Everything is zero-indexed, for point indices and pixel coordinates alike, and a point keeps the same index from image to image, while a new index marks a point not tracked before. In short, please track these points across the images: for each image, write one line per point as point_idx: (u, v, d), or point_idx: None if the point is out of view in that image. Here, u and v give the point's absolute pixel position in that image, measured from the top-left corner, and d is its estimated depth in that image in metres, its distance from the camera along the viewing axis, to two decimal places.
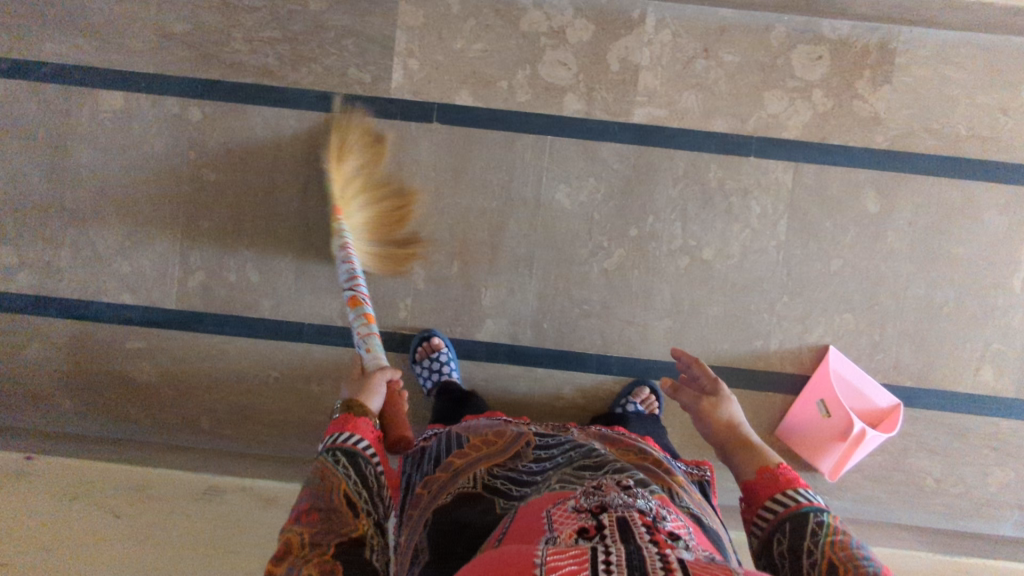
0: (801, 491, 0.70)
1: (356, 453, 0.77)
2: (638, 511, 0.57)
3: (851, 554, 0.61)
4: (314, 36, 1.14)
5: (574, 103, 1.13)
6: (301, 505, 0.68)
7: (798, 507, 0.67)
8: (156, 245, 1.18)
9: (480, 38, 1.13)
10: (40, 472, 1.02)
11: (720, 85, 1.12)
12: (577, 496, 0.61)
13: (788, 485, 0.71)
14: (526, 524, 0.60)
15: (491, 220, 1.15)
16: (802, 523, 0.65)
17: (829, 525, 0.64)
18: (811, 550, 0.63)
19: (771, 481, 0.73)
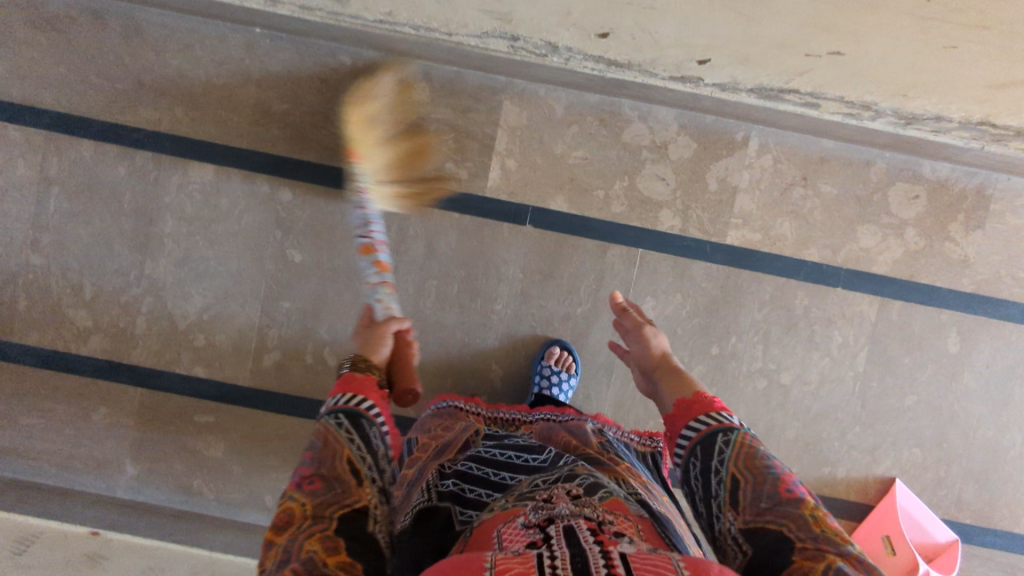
0: (718, 413, 0.71)
1: (354, 415, 0.64)
2: (586, 518, 0.57)
3: (756, 470, 0.64)
4: (414, 126, 1.14)
5: (668, 218, 1.14)
6: (305, 466, 0.59)
7: (708, 429, 0.68)
8: (234, 320, 1.17)
9: (581, 146, 1.13)
10: (114, 562, 1.01)
11: (815, 214, 1.13)
12: (524, 511, 0.61)
13: (697, 411, 0.72)
14: (483, 538, 0.60)
15: (575, 327, 1.15)
16: (710, 445, 0.67)
17: (737, 441, 0.67)
18: (718, 470, 0.65)
19: (687, 405, 0.74)
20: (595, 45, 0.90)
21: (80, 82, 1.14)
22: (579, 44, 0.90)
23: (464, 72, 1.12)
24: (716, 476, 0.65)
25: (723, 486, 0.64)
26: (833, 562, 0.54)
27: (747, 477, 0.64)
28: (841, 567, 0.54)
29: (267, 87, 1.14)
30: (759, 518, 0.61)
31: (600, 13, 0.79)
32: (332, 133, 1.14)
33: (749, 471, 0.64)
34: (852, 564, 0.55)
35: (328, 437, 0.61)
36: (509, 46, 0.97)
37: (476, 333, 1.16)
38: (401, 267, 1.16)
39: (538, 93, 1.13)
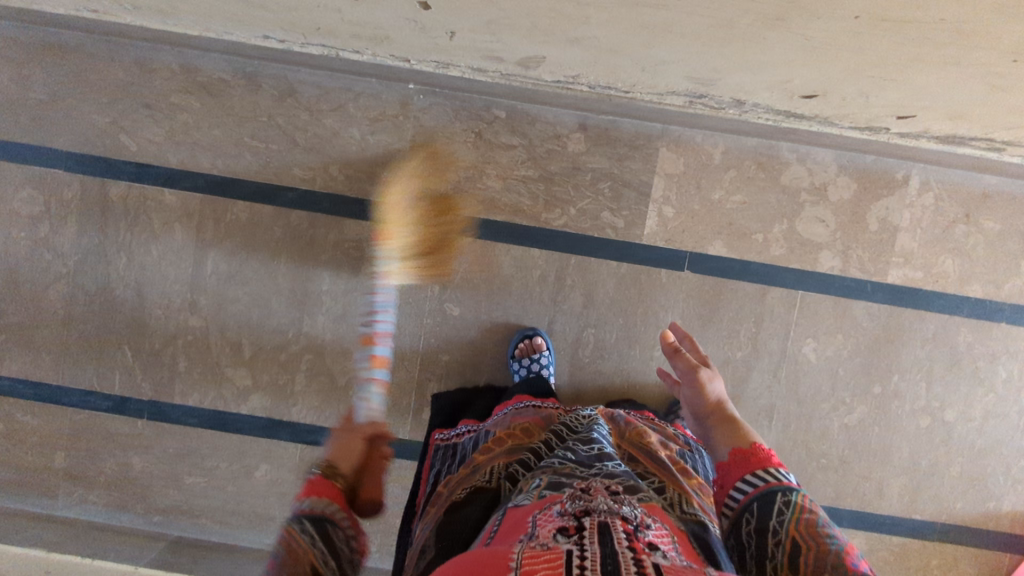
0: (777, 472, 0.70)
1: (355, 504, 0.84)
2: (621, 517, 0.58)
3: (819, 537, 0.62)
4: (570, 176, 1.13)
5: (828, 260, 1.13)
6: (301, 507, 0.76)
7: (765, 486, 0.69)
8: (394, 375, 1.17)
9: (740, 190, 1.13)
10: None
11: (978, 251, 1.13)
12: (560, 500, 0.62)
13: (757, 463, 0.72)
14: (515, 526, 0.62)
15: (735, 371, 1.15)
16: (768, 501, 0.67)
17: (794, 505, 0.66)
18: (776, 530, 0.64)
19: (745, 456, 0.74)
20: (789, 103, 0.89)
21: (235, 144, 1.14)
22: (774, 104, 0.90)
23: (620, 121, 1.12)
24: (773, 535, 0.64)
25: (781, 546, 0.62)
26: None
27: (812, 542, 0.61)
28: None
29: (421, 143, 1.14)
30: None
31: (820, 82, 0.78)
32: (488, 187, 1.14)
33: (813, 539, 0.62)
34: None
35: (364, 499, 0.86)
36: (688, 103, 0.96)
37: (637, 381, 1.16)
38: (559, 317, 1.16)
39: (695, 139, 1.12)
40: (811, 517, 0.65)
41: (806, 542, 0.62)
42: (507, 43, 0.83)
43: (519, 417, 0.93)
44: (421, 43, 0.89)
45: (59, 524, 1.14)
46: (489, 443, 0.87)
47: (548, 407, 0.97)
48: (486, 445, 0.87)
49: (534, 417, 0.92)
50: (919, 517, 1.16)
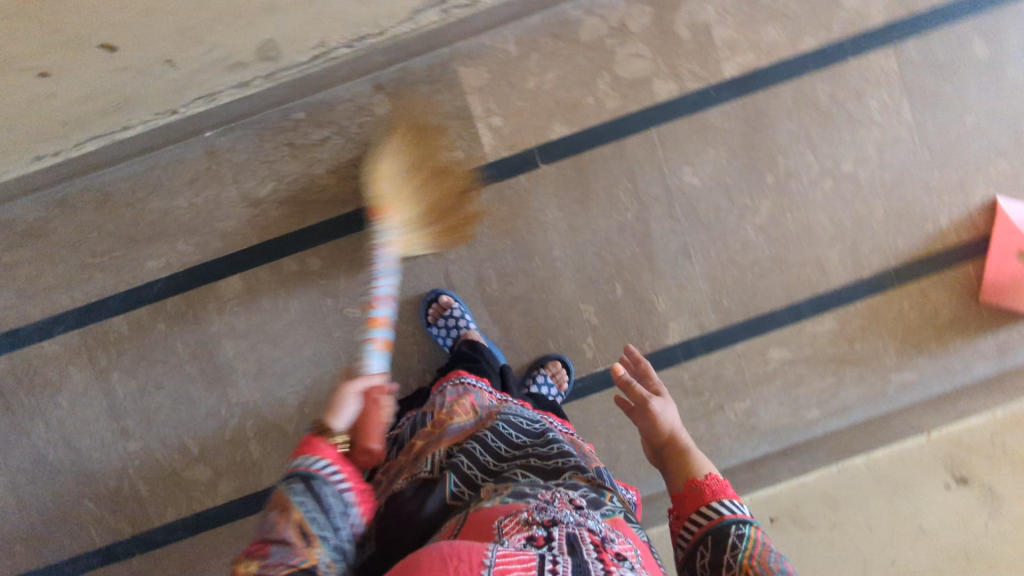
0: (725, 503, 0.66)
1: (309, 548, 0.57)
2: (588, 530, 0.61)
3: (768, 569, 0.60)
4: (394, 137, 1.12)
5: (664, 87, 1.12)
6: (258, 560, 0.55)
7: (718, 520, 0.65)
8: (335, 398, 1.16)
9: (550, 67, 1.11)
10: None
11: (791, 7, 1.11)
12: (528, 509, 0.62)
13: (715, 494, 0.68)
14: (482, 527, 0.61)
15: (634, 231, 1.14)
16: (721, 536, 0.64)
17: (749, 539, 0.63)
18: (729, 566, 0.62)
19: (709, 489, 0.69)
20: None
21: (81, 270, 1.13)
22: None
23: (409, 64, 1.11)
24: (725, 572, 0.61)
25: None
26: None
27: (760, 571, 0.60)
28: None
29: (245, 179, 1.12)
30: None
31: None
32: (327, 187, 1.13)
33: (763, 570, 0.60)
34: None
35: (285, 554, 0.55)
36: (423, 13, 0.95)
37: (553, 288, 1.15)
38: (453, 267, 1.15)
39: (485, 44, 1.11)
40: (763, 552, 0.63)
41: None
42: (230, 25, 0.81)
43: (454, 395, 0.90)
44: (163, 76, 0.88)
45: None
46: (434, 422, 0.84)
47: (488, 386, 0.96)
48: (429, 426, 0.84)
49: (477, 398, 0.90)
50: (868, 272, 1.16)
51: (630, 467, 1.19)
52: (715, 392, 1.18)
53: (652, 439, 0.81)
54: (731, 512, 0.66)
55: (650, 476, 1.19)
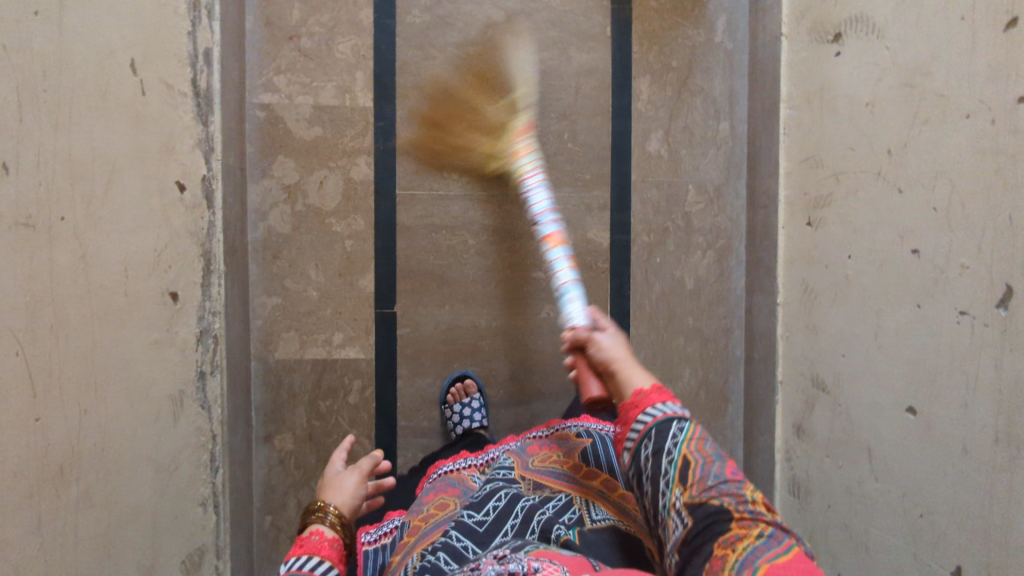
0: (656, 406, 0.61)
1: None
2: (506, 574, 0.51)
3: (706, 455, 0.56)
4: (320, 440, 1.11)
5: (362, 165, 1.10)
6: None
7: (656, 421, 0.59)
8: None
9: (303, 268, 1.09)
10: None
11: (327, 17, 1.09)
12: None
13: (648, 401, 0.62)
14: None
15: (488, 240, 1.13)
16: (663, 429, 0.58)
17: (690, 430, 0.58)
18: (668, 452, 0.57)
19: (649, 395, 0.62)
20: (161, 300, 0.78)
21: None
22: (170, 317, 0.81)
23: (255, 403, 1.09)
24: (665, 456, 0.56)
25: (671, 465, 0.56)
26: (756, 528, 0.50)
27: (700, 459, 0.55)
28: (759, 517, 0.51)
29: None
30: (703, 491, 0.53)
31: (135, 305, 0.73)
32: None
33: (701, 455, 0.56)
34: (745, 504, 0.52)
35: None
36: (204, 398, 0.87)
37: (516, 335, 1.14)
38: None
39: (260, 323, 1.09)
40: (707, 443, 0.58)
41: (694, 464, 0.55)
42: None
43: (428, 505, 0.84)
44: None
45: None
46: (411, 533, 0.79)
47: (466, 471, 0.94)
48: (406, 539, 0.78)
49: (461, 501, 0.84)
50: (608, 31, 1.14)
51: (713, 319, 1.18)
52: (670, 214, 1.16)
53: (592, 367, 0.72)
54: (667, 411, 0.60)
55: (728, 302, 1.17)
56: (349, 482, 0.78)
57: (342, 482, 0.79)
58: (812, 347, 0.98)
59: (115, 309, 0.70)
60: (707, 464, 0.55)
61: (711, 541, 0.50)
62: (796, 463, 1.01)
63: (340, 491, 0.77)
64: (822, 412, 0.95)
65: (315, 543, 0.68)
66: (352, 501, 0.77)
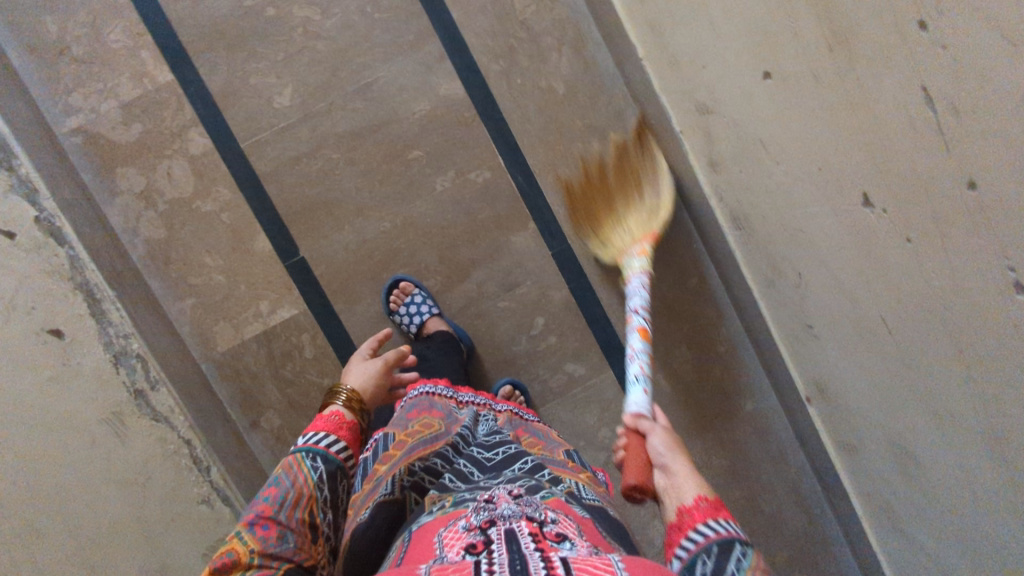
0: (719, 523, 0.54)
1: (337, 472, 0.67)
2: (526, 520, 0.56)
3: None
4: (301, 403, 1.12)
5: (196, 137, 1.06)
6: (268, 503, 0.61)
7: (718, 538, 0.53)
8: (569, 415, 1.18)
9: (200, 259, 1.09)
10: (822, 369, 0.97)
11: (83, 16, 1.03)
12: (468, 514, 0.60)
13: (696, 519, 0.55)
14: (422, 547, 0.58)
15: (352, 146, 1.09)
16: (725, 546, 0.52)
17: (752, 560, 0.51)
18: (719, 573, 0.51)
19: (693, 514, 0.56)
20: (40, 346, 0.81)
21: None
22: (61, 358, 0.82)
23: (226, 399, 1.11)
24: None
25: None
26: None
27: None
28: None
29: None
30: None
31: None
32: None
33: None
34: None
35: (302, 482, 0.64)
36: (154, 411, 0.88)
37: (425, 219, 1.12)
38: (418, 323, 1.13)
39: (189, 328, 1.10)
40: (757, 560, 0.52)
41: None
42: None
43: (405, 415, 0.84)
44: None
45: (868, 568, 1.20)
46: (397, 447, 0.76)
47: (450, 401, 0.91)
48: (391, 451, 0.76)
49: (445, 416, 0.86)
50: None
51: (602, 108, 1.13)
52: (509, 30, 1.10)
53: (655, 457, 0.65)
54: (715, 534, 0.53)
55: (607, 85, 1.12)
56: (372, 367, 0.83)
57: (366, 367, 0.84)
58: (683, 79, 0.94)
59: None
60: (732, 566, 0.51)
61: None
62: (726, 195, 0.99)
63: (361, 374, 0.83)
64: (720, 138, 0.91)
65: (335, 422, 0.71)
66: (373, 382, 0.83)
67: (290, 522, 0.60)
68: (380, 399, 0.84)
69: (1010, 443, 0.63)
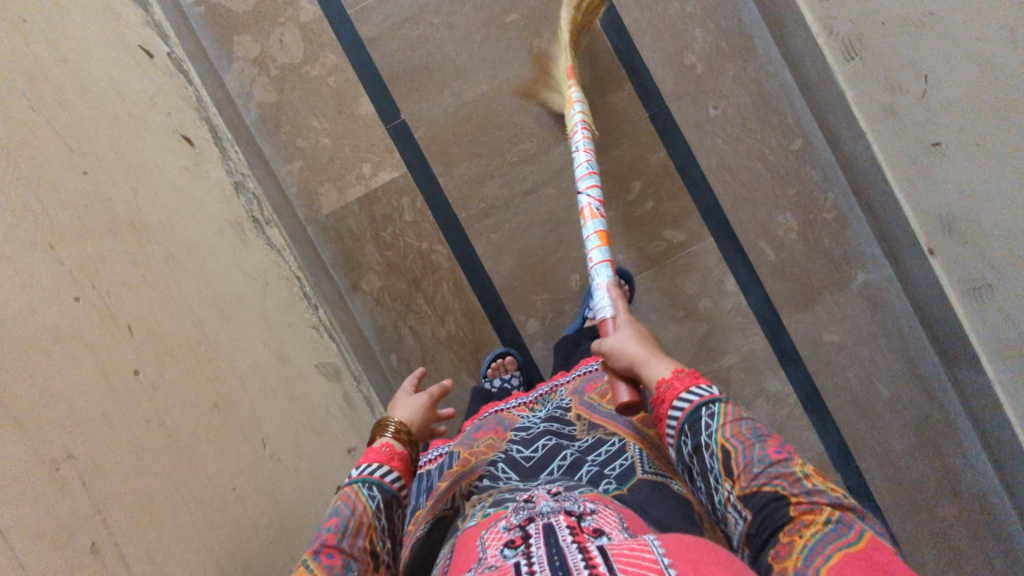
0: (694, 389, 0.58)
1: (395, 501, 0.59)
2: (566, 514, 0.51)
3: (744, 439, 0.53)
4: (401, 266, 1.14)
5: (307, 7, 1.13)
6: (331, 531, 0.54)
7: (694, 410, 0.56)
8: (667, 283, 1.15)
9: (307, 122, 1.14)
10: (945, 195, 0.92)
11: None
12: (506, 514, 0.55)
13: (677, 388, 0.59)
14: (467, 554, 0.52)
15: (451, 11, 1.13)
16: (697, 418, 0.56)
17: (722, 412, 0.55)
18: (726, 470, 0.53)
19: (674, 383, 0.60)
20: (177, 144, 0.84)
21: None
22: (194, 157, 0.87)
23: (329, 261, 1.14)
24: (709, 454, 0.54)
25: (717, 461, 0.54)
26: (828, 515, 0.48)
27: (739, 446, 0.53)
28: (819, 500, 0.49)
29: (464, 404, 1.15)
30: (753, 484, 0.51)
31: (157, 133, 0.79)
32: (458, 324, 1.15)
33: (739, 443, 0.53)
34: (799, 483, 0.50)
35: (361, 510, 0.56)
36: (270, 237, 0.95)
37: (520, 81, 1.13)
38: (513, 186, 1.14)
39: (297, 189, 1.14)
40: (749, 421, 0.55)
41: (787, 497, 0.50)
42: (311, 401, 0.82)
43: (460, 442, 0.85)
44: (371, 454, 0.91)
45: (996, 453, 1.11)
46: (460, 463, 0.79)
47: (516, 411, 0.92)
48: (456, 467, 0.78)
49: (500, 425, 0.87)
50: None
51: None
52: None
53: (615, 359, 0.69)
54: (698, 398, 0.57)
55: None
56: (420, 401, 0.74)
57: (413, 402, 0.74)
58: None
59: (123, 124, 0.72)
60: (769, 479, 0.51)
61: (774, 535, 0.49)
62: (837, 27, 1.00)
63: (411, 405, 0.73)
64: None
65: (387, 451, 0.62)
66: (421, 417, 0.72)
67: (354, 549, 0.53)
68: (428, 434, 0.74)
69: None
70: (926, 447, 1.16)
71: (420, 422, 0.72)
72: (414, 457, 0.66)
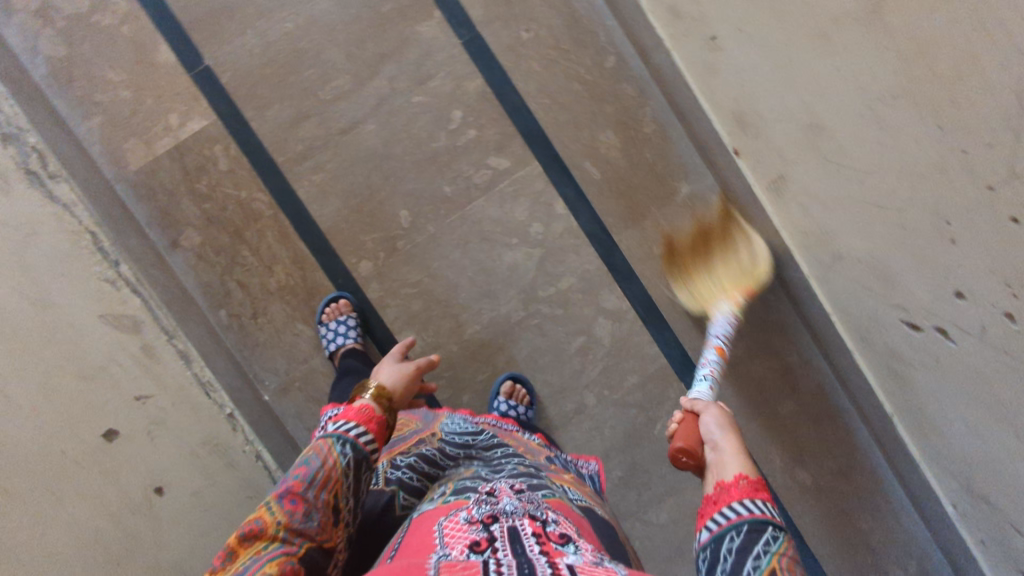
0: (756, 502, 0.52)
1: (366, 462, 0.58)
2: (528, 518, 0.56)
3: None
4: (221, 218, 1.10)
5: None
6: (297, 478, 0.54)
7: (758, 518, 0.51)
8: (498, 211, 1.14)
9: (102, 75, 1.08)
10: (742, 96, 0.95)
11: None
12: (470, 507, 0.59)
13: (739, 495, 0.53)
14: (421, 540, 0.55)
15: None
16: (762, 527, 0.50)
17: (783, 546, 0.49)
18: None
19: (731, 490, 0.54)
20: None
21: None
22: None
23: (143, 219, 1.08)
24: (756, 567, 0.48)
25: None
26: None
27: None
28: None
29: (304, 353, 1.12)
30: None
31: None
32: (287, 272, 1.12)
33: None
34: None
35: (331, 464, 0.56)
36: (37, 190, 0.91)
37: (326, 16, 1.10)
38: (330, 125, 1.11)
39: (100, 147, 1.08)
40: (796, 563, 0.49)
41: None
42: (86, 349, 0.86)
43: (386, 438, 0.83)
44: (171, 406, 0.91)
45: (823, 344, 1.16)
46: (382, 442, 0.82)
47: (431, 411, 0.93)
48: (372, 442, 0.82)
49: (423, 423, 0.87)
50: None
51: None
52: None
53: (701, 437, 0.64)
54: (756, 515, 0.51)
55: None
56: (406, 369, 0.72)
57: (399, 367, 0.73)
58: None
59: None
60: None
61: None
62: None
63: (394, 372, 0.71)
64: None
65: (366, 412, 0.61)
66: (403, 384, 0.71)
67: (318, 501, 0.54)
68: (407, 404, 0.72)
69: (938, 58, 0.66)
70: (762, 347, 1.20)
71: (402, 388, 0.70)
72: (388, 425, 0.64)
